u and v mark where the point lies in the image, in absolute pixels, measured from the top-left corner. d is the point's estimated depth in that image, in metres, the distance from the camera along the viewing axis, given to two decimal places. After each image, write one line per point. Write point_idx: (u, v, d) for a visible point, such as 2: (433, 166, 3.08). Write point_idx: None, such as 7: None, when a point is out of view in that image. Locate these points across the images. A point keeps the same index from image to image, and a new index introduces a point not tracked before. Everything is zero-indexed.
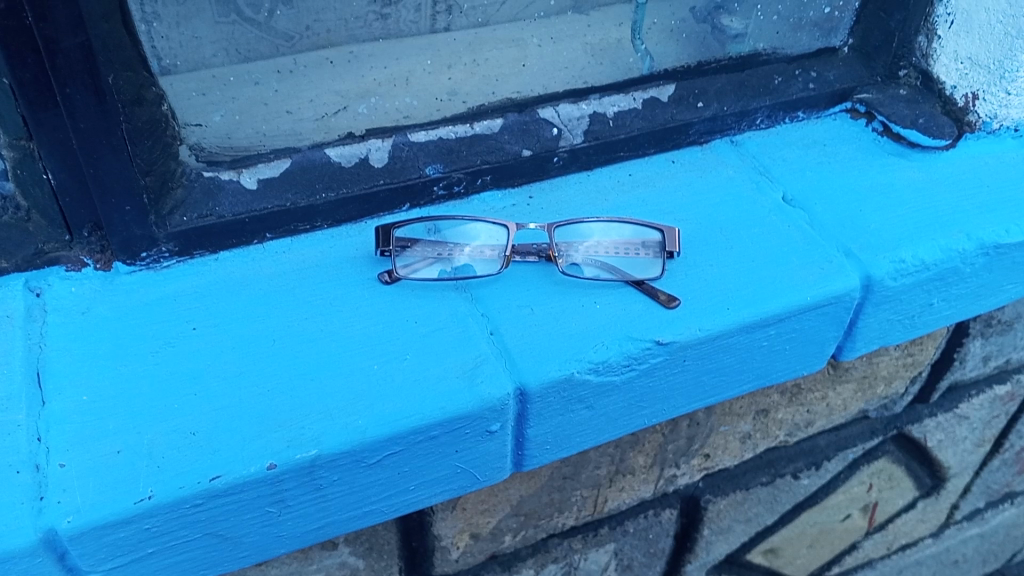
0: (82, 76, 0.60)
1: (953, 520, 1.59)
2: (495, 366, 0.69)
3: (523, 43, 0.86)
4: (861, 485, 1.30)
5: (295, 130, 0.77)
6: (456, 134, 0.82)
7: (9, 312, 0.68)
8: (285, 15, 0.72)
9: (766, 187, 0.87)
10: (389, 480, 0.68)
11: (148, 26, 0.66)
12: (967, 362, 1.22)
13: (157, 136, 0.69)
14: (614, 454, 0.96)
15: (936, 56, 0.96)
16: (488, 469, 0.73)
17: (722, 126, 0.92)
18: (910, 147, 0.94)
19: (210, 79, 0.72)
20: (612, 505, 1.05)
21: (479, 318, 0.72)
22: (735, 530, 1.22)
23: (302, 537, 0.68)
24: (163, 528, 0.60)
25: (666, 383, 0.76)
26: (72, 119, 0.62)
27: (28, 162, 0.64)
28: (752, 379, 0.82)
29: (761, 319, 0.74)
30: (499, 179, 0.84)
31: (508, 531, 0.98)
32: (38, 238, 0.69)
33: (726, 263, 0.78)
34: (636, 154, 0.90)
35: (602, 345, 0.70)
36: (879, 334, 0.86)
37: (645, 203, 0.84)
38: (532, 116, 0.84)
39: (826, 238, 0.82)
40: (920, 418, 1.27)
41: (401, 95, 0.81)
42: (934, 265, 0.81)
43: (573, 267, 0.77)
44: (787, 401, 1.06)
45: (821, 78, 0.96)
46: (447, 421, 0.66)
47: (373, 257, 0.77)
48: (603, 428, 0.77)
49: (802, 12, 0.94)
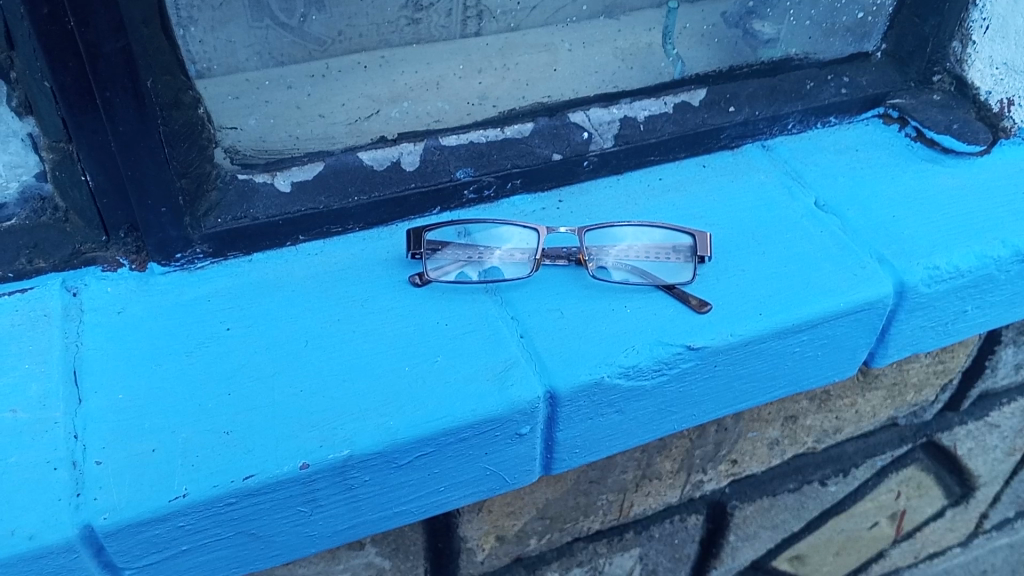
0: (122, 80, 0.61)
1: (983, 529, 1.57)
2: (525, 369, 0.69)
3: (553, 47, 0.87)
4: (889, 493, 1.30)
5: (328, 133, 0.78)
6: (486, 138, 0.82)
7: (47, 311, 0.69)
8: (318, 19, 0.74)
9: (798, 192, 0.87)
10: (418, 482, 0.68)
11: (184, 31, 0.67)
12: (998, 370, 1.21)
13: (193, 139, 0.70)
14: (640, 459, 0.96)
15: (970, 61, 0.96)
16: (516, 472, 0.73)
17: (753, 131, 0.92)
18: (944, 152, 0.93)
19: (243, 83, 0.74)
20: (638, 510, 1.05)
21: (510, 322, 0.73)
22: (761, 537, 1.21)
23: (333, 536, 0.69)
24: (196, 526, 0.61)
25: (697, 389, 0.76)
26: (112, 123, 0.63)
27: (67, 163, 0.66)
28: (783, 386, 0.82)
29: (793, 324, 0.74)
30: (529, 183, 0.84)
31: (533, 534, 0.98)
32: (75, 238, 0.70)
33: (758, 268, 0.78)
34: (667, 159, 0.90)
35: (633, 350, 0.70)
36: (912, 341, 0.86)
37: (675, 207, 0.84)
38: (562, 120, 0.85)
39: (858, 244, 0.81)
40: (950, 426, 1.26)
41: (432, 100, 0.82)
42: (967, 272, 0.81)
43: (601, 271, 0.77)
44: (816, 407, 1.05)
45: (853, 83, 0.95)
46: (477, 423, 0.66)
47: (404, 259, 0.77)
48: (633, 433, 0.77)
49: (835, 17, 0.94)
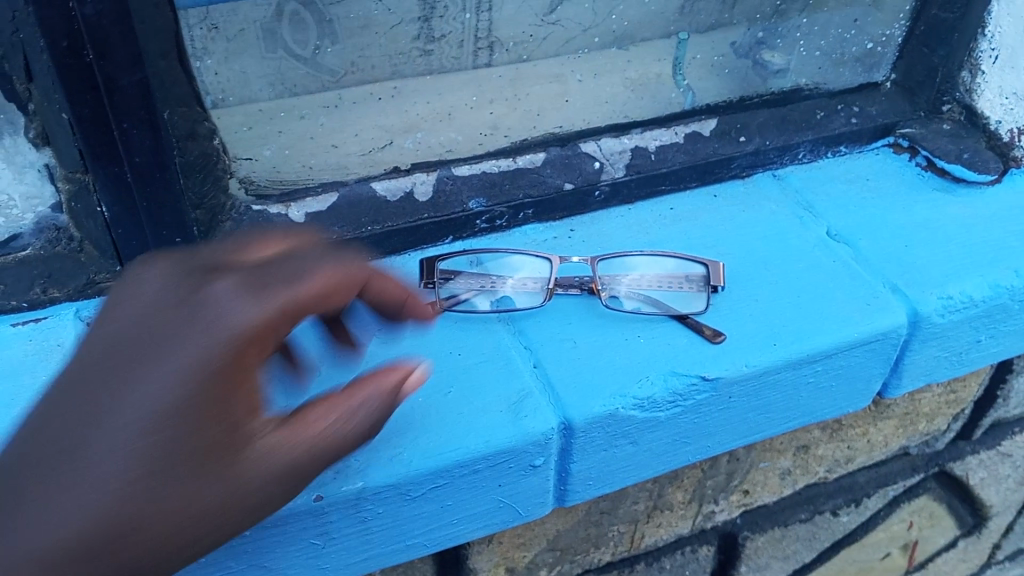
0: (139, 113, 0.61)
1: (996, 560, 1.55)
2: (539, 400, 0.69)
3: (564, 78, 0.87)
4: (901, 523, 1.29)
5: (340, 164, 0.79)
6: (499, 168, 0.83)
7: (60, 340, 0.69)
8: (332, 51, 0.74)
9: (809, 221, 0.87)
10: (432, 515, 0.68)
11: (199, 62, 0.67)
12: (1010, 400, 1.20)
13: (208, 170, 0.70)
14: (652, 490, 0.96)
15: (978, 91, 0.95)
16: (530, 505, 0.73)
17: (765, 160, 0.92)
18: (956, 182, 0.93)
19: (256, 113, 0.73)
20: (649, 542, 1.04)
21: (523, 351, 0.73)
22: (773, 567, 1.20)
23: (347, 570, 0.68)
24: (210, 559, 0.61)
25: (711, 420, 0.75)
26: (128, 153, 0.63)
27: (83, 195, 0.66)
28: (798, 417, 0.81)
29: (808, 354, 0.74)
30: (541, 213, 0.84)
31: (544, 565, 0.97)
32: (89, 268, 0.70)
33: (771, 298, 0.78)
34: (679, 188, 0.90)
35: (647, 381, 0.70)
36: (926, 371, 0.85)
37: (687, 237, 0.84)
38: (573, 150, 0.86)
39: (871, 274, 0.81)
40: (962, 456, 1.25)
41: (445, 130, 0.83)
42: (981, 302, 0.81)
43: (614, 300, 0.77)
44: (828, 436, 1.05)
45: (863, 113, 0.96)
46: (492, 455, 0.66)
47: (417, 289, 0.77)
48: (648, 464, 0.76)
49: (844, 48, 0.95)
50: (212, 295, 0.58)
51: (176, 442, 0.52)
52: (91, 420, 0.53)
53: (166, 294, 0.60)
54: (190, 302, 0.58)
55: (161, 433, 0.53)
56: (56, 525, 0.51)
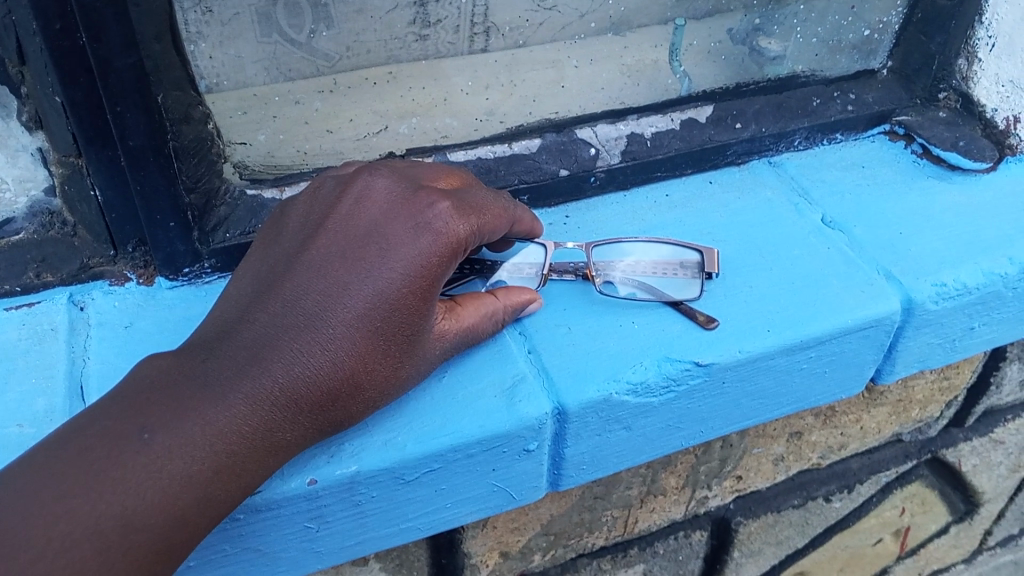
0: (134, 96, 0.61)
1: (987, 546, 1.56)
2: (532, 386, 0.69)
3: (560, 64, 0.87)
4: (893, 510, 1.30)
5: (336, 149, 0.79)
6: (494, 154, 0.83)
7: (55, 325, 0.70)
8: (326, 36, 0.73)
9: (805, 209, 0.87)
10: (426, 498, 0.68)
11: (194, 46, 0.66)
12: (1003, 388, 1.20)
13: (202, 155, 0.70)
14: (646, 475, 0.96)
15: (976, 79, 0.95)
16: (524, 489, 0.73)
17: (760, 147, 0.92)
18: (951, 169, 0.93)
19: (251, 98, 0.73)
20: (642, 527, 1.05)
21: (517, 337, 0.73)
22: (765, 553, 1.21)
23: (341, 553, 0.69)
24: (205, 542, 0.61)
25: (704, 405, 0.75)
26: (122, 137, 0.63)
27: (76, 178, 0.67)
28: (791, 402, 0.81)
29: (801, 341, 0.74)
30: (536, 199, 0.84)
31: (537, 550, 0.98)
32: (83, 252, 0.71)
33: (765, 285, 0.78)
34: (674, 175, 0.90)
35: (641, 366, 0.70)
36: (919, 357, 0.85)
37: (682, 224, 0.84)
38: (569, 136, 0.85)
39: (865, 261, 0.81)
40: (955, 443, 1.26)
41: (440, 116, 0.82)
42: (975, 289, 0.81)
43: (607, 287, 0.77)
44: (821, 423, 1.05)
45: (859, 100, 0.95)
46: (485, 440, 0.66)
47: None
48: (641, 449, 0.77)
49: (841, 35, 0.94)
50: (433, 205, 0.62)
51: (419, 275, 0.60)
52: (336, 288, 0.59)
53: (392, 196, 0.64)
54: (415, 202, 0.63)
55: (389, 312, 0.59)
56: (305, 372, 0.58)
